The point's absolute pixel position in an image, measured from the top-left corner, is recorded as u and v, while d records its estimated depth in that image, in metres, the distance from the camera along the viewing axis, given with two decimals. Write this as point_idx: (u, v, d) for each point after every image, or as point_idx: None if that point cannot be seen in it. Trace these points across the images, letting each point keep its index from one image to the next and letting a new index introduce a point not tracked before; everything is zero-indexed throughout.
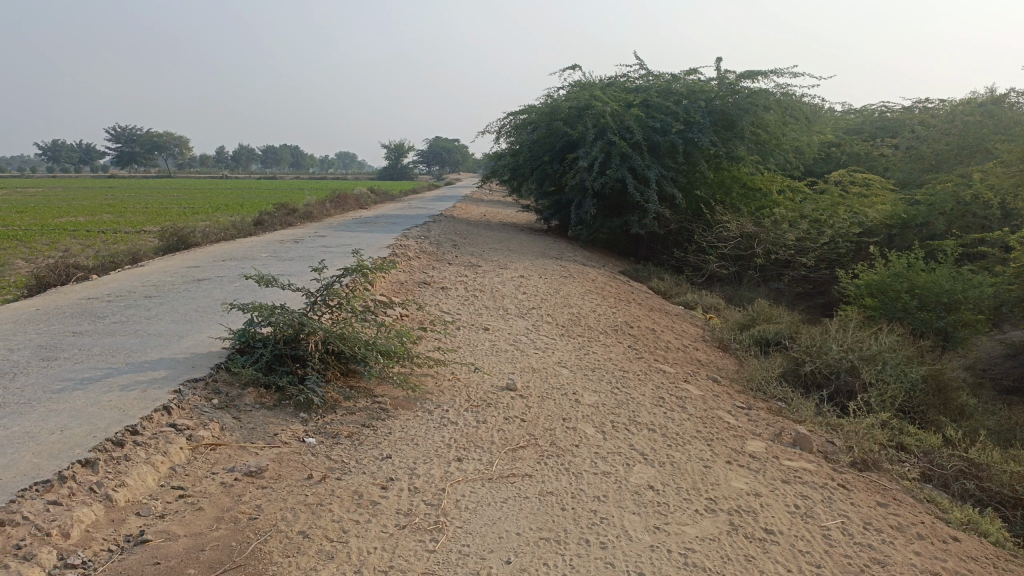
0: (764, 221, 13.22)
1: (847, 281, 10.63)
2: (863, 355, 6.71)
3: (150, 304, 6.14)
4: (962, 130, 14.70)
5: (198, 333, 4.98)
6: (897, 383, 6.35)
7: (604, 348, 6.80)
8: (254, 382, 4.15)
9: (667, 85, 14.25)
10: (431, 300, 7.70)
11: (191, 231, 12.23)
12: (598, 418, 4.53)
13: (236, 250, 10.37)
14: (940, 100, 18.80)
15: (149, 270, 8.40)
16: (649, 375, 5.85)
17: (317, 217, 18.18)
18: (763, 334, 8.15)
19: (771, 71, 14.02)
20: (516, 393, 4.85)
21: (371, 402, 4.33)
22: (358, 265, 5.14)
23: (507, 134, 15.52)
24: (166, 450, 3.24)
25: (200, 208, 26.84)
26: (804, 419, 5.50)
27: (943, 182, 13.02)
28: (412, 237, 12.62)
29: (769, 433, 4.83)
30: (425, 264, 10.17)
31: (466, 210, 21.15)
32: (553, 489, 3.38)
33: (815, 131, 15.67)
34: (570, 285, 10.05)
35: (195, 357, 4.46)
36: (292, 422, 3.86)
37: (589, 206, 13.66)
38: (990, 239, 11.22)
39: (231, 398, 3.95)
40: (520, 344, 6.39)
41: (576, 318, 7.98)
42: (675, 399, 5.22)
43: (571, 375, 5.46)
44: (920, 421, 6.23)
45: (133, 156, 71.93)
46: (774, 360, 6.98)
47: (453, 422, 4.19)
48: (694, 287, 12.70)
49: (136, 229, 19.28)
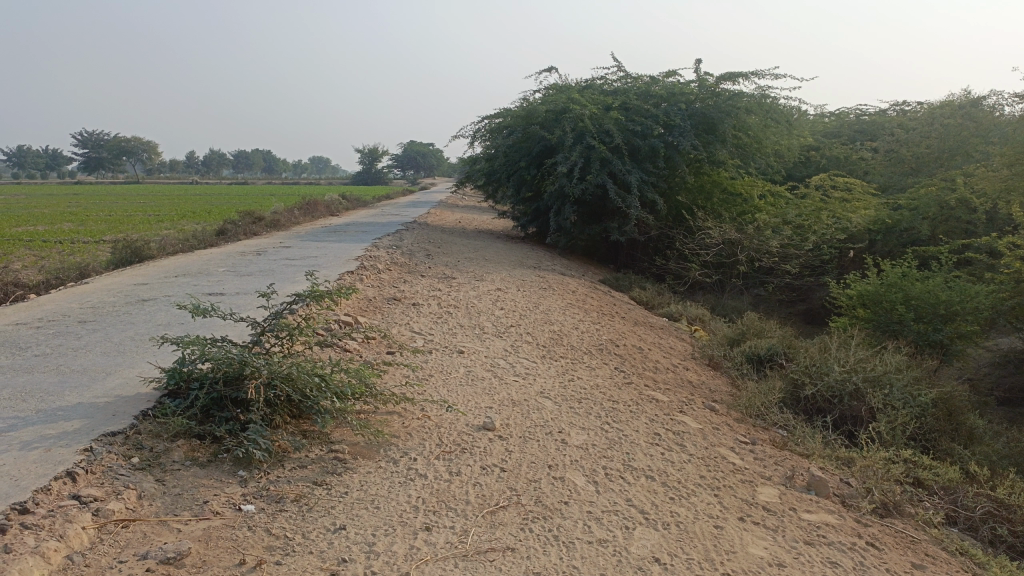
0: (747, 228, 12.69)
1: (838, 291, 10.19)
2: (867, 376, 6.23)
3: (81, 332, 5.45)
4: (943, 132, 14.35)
5: (128, 371, 4.32)
6: (906, 409, 5.88)
7: (589, 372, 6.24)
8: (186, 434, 3.52)
9: (646, 88, 13.74)
10: (400, 320, 7.12)
11: (147, 243, 11.52)
12: (588, 464, 3.96)
13: (191, 265, 9.66)
14: (917, 103, 18.57)
15: (92, 289, 7.70)
16: (641, 405, 5.30)
17: (284, 225, 17.49)
18: (755, 350, 7.65)
19: (752, 73, 13.63)
20: (494, 434, 4.27)
21: (325, 452, 3.71)
22: (312, 290, 4.51)
23: (481, 139, 14.97)
24: (63, 533, 2.63)
25: (166, 215, 25.99)
26: (812, 453, 5.00)
27: (926, 186, 12.71)
28: (383, 247, 12.01)
29: (780, 475, 4.31)
30: (396, 277, 9.59)
31: (441, 217, 20.53)
32: (541, 568, 2.82)
33: (795, 134, 15.24)
34: (550, 298, 9.48)
35: (118, 402, 3.81)
36: (228, 484, 3.23)
37: (568, 213, 13.14)
38: (978, 245, 10.84)
39: (156, 455, 3.33)
40: (497, 369, 5.81)
41: (558, 337, 7.42)
42: (673, 435, 4.67)
43: (555, 409, 4.88)
44: (932, 450, 5.75)
45: (100, 162, 70.29)
46: (771, 382, 6.46)
47: (421, 476, 3.60)
48: (676, 297, 12.22)
49: (95, 238, 18.45)
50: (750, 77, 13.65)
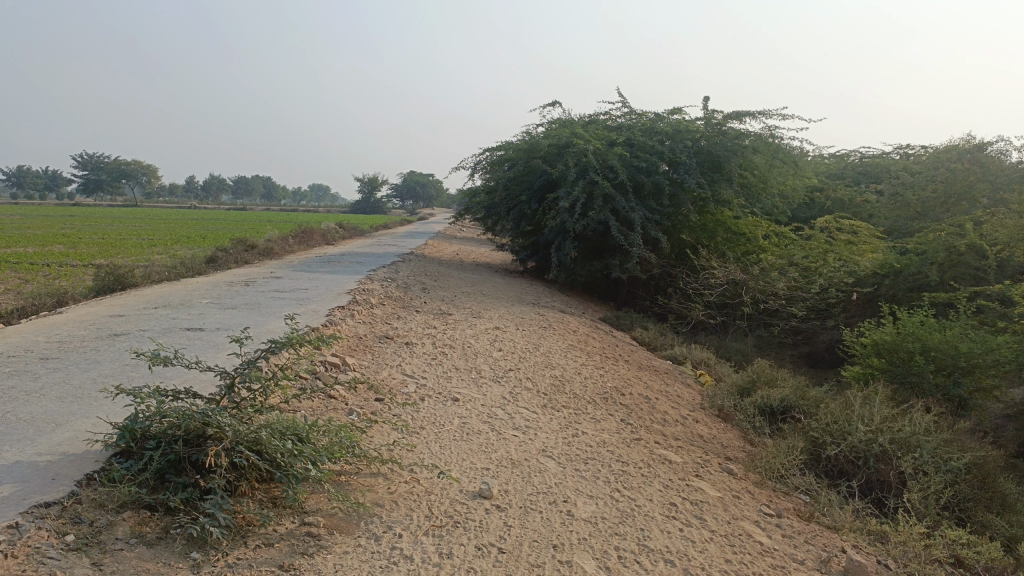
0: (752, 268, 12.28)
1: (851, 338, 9.75)
2: (895, 438, 5.74)
3: (41, 371, 4.96)
4: (949, 177, 13.99)
5: (80, 424, 3.82)
6: (939, 475, 5.40)
7: (594, 426, 5.75)
8: (135, 504, 3.03)
9: (651, 124, 13.42)
10: (392, 361, 6.65)
11: (131, 270, 11.05)
12: (598, 544, 3.48)
13: (174, 295, 9.20)
14: (920, 146, 18.33)
15: (65, 320, 7.23)
16: (653, 467, 4.82)
17: (278, 254, 17.05)
18: (767, 402, 7.17)
19: (759, 112, 13.35)
20: (492, 503, 3.78)
21: (297, 526, 3.21)
22: (290, 336, 4.01)
23: (482, 171, 14.63)
24: None
25: (161, 240, 25.57)
26: (842, 527, 4.53)
27: (933, 230, 12.23)
28: (377, 280, 11.57)
29: (812, 558, 3.84)
30: (389, 312, 9.12)
31: (439, 248, 20.12)
32: None
33: (800, 175, 14.91)
34: (551, 339, 9.00)
35: (62, 462, 3.32)
36: (178, 570, 2.73)
37: (569, 249, 12.71)
38: (991, 293, 10.41)
39: (96, 531, 2.84)
40: (494, 422, 5.29)
41: (559, 384, 6.92)
42: (691, 506, 4.19)
43: (560, 472, 4.39)
44: (968, 521, 5.26)
45: (100, 185, 69.79)
46: (791, 441, 5.97)
47: (407, 558, 3.11)
48: (679, 337, 11.78)
49: (84, 262, 17.98)
50: (757, 115, 13.36)
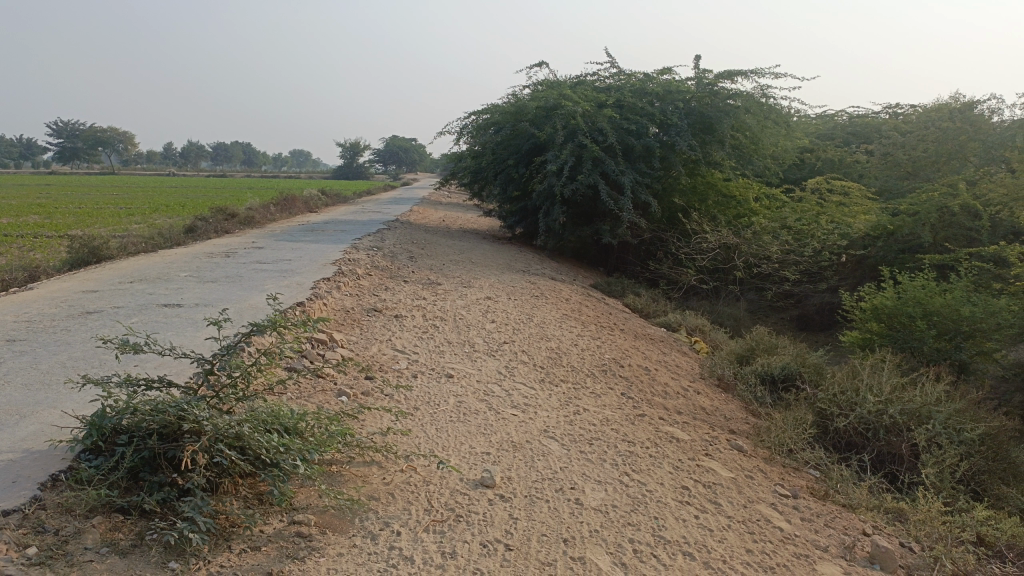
0: (744, 232, 12.02)
1: (849, 303, 9.53)
2: (905, 409, 5.54)
3: (6, 356, 4.62)
4: (941, 135, 13.71)
5: (46, 417, 3.51)
6: (952, 446, 5.20)
7: (595, 401, 5.50)
8: (107, 508, 2.74)
9: (640, 85, 13.00)
10: (381, 336, 6.36)
11: (106, 242, 10.61)
12: (612, 536, 3.25)
13: (152, 268, 8.82)
14: (909, 104, 18.04)
15: (35, 297, 6.84)
16: (660, 446, 4.60)
17: (259, 223, 16.59)
18: (768, 370, 6.95)
19: (751, 72, 12.98)
20: (495, 493, 3.53)
21: (285, 525, 2.94)
22: (271, 318, 3.69)
23: (467, 135, 14.20)
24: None
25: (139, 208, 24.96)
26: (858, 506, 4.33)
27: (927, 190, 11.97)
28: (363, 248, 11.21)
29: (834, 543, 3.64)
30: (376, 283, 8.79)
31: (425, 214, 19.72)
32: None
33: (792, 136, 14.58)
34: (544, 309, 8.73)
35: (25, 461, 3.02)
36: None
37: (558, 214, 12.38)
38: (987, 255, 10.18)
39: (63, 540, 2.56)
40: (491, 400, 5.03)
41: (555, 356, 6.67)
42: (704, 489, 3.97)
43: (565, 455, 4.15)
44: (983, 494, 5.08)
45: (75, 153, 68.20)
46: (798, 413, 5.76)
47: (405, 560, 2.85)
48: (672, 303, 11.55)
49: (60, 233, 17.40)
50: (749, 75, 13.00)
